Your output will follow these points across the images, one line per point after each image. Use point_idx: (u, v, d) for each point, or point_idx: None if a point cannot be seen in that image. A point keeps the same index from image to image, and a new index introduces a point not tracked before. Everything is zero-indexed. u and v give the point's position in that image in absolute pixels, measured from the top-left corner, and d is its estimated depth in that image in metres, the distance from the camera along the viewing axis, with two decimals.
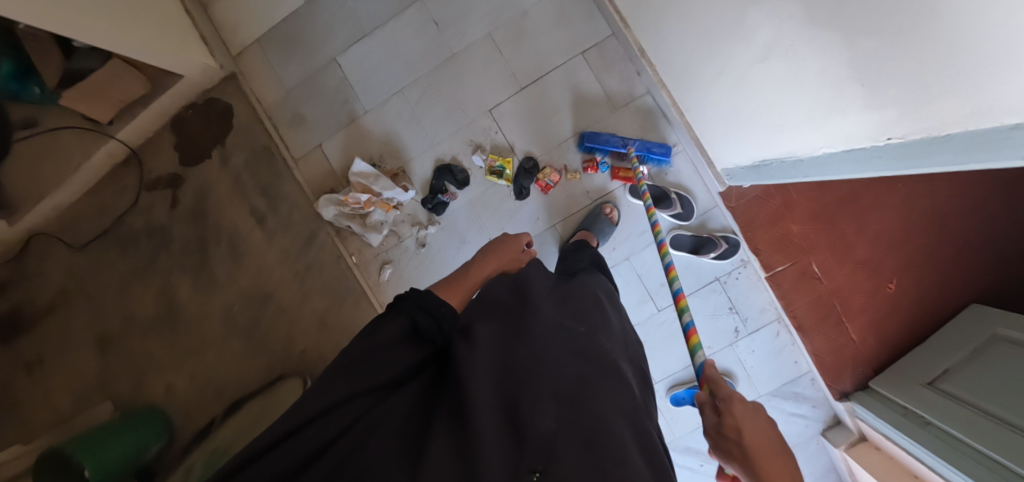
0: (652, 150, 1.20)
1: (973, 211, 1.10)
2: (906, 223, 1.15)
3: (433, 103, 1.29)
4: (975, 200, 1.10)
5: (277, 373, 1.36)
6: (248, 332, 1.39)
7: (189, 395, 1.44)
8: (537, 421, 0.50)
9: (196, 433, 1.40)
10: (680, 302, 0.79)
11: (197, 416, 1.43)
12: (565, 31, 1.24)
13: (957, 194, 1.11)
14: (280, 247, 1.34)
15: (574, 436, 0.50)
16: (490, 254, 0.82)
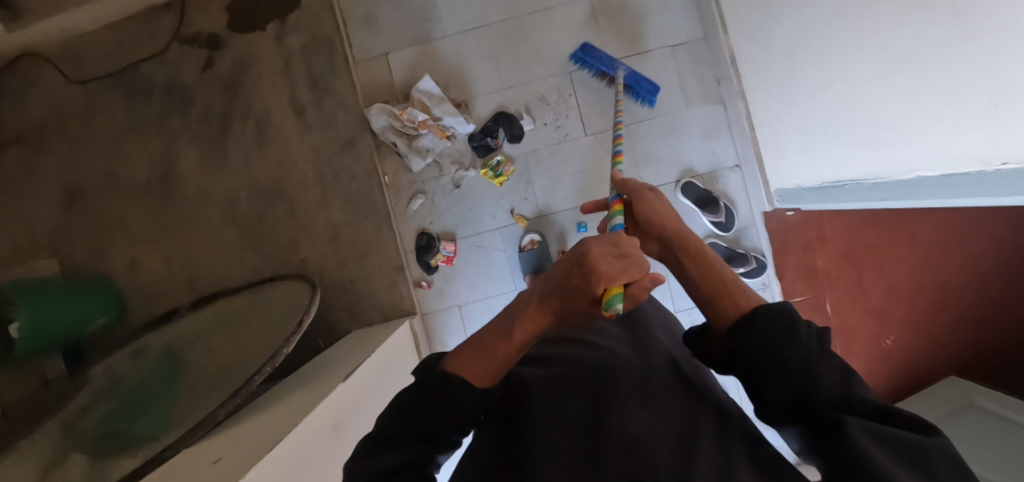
0: (641, 83, 1.20)
1: (978, 290, 1.19)
2: (923, 285, 1.22)
3: (515, 48, 1.26)
4: (983, 280, 1.19)
5: (267, 275, 1.25)
6: (246, 224, 1.27)
7: (155, 276, 1.29)
8: (621, 425, 0.48)
9: (151, 319, 1.25)
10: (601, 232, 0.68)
11: (158, 301, 1.29)
12: (662, 20, 1.26)
13: (970, 271, 1.19)
14: (312, 144, 1.25)
15: (671, 442, 0.47)
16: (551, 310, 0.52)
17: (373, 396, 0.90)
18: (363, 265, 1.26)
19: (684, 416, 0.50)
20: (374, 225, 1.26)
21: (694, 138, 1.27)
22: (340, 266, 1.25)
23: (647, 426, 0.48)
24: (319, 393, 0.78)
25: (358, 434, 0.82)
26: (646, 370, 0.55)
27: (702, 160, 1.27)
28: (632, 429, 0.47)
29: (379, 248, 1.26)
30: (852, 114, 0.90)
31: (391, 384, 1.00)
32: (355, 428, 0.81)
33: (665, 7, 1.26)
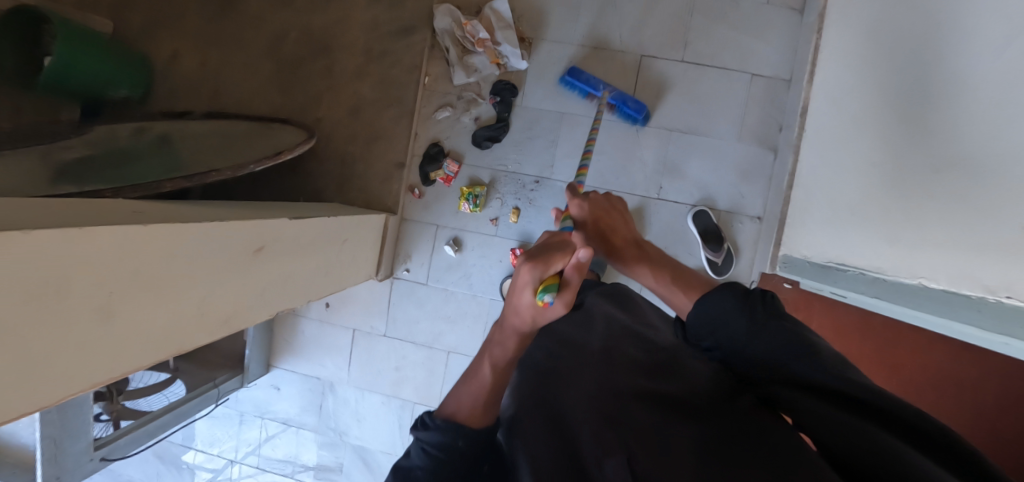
0: (626, 103, 1.16)
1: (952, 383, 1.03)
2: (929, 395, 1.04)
3: (599, 9, 1.22)
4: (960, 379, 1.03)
5: (281, 118, 1.28)
6: (283, 64, 1.29)
7: (188, 76, 1.34)
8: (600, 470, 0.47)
9: (168, 111, 1.31)
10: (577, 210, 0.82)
11: (180, 99, 1.34)
12: (755, 44, 1.19)
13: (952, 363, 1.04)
14: (373, 17, 1.25)
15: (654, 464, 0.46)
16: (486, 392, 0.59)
17: (310, 249, 0.92)
18: (369, 148, 1.27)
19: (673, 438, 0.48)
20: (394, 115, 1.26)
21: (730, 172, 1.21)
22: (349, 140, 1.27)
23: (624, 450, 0.48)
24: (255, 215, 0.79)
25: (277, 270, 0.83)
26: (620, 398, 0.54)
27: (726, 197, 1.22)
28: (609, 469, 0.47)
29: (389, 139, 1.26)
30: (887, 201, 0.84)
31: (334, 254, 1.02)
32: (276, 263, 0.82)
33: (766, 33, 1.18)
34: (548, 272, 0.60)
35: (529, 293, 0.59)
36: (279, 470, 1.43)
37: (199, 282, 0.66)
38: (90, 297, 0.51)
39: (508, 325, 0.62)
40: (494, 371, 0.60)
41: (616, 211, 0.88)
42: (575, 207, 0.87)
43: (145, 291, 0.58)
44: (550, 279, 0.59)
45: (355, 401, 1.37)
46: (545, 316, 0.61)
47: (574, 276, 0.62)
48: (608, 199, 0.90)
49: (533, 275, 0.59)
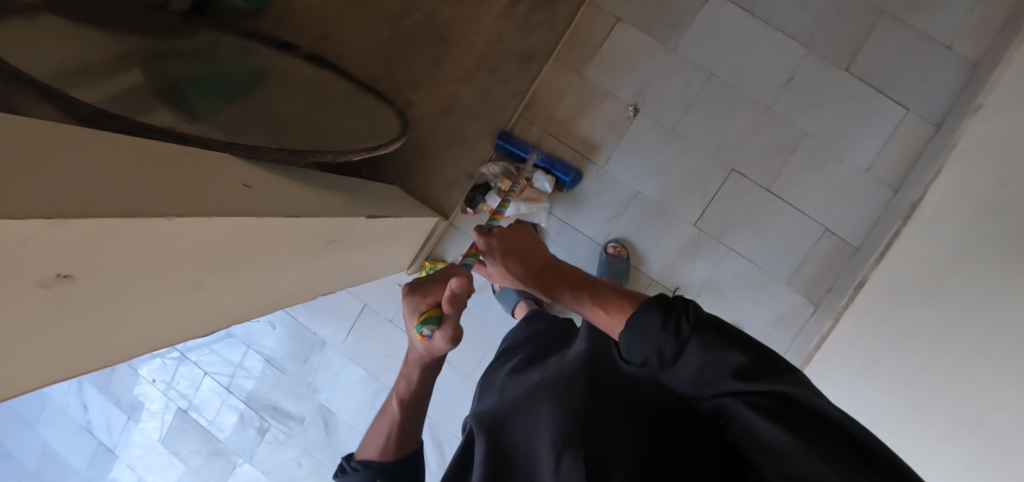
0: (553, 164, 1.24)
1: None
2: None
3: (711, 112, 1.23)
4: None
5: (376, 87, 1.28)
6: (398, 39, 1.29)
7: (304, 11, 1.33)
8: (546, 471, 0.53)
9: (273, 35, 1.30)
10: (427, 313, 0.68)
11: (288, 27, 1.33)
12: (838, 204, 1.21)
13: None
14: (501, 31, 1.25)
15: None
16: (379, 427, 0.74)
17: (370, 244, 0.94)
18: (446, 150, 1.27)
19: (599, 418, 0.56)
20: (481, 129, 1.27)
21: (767, 310, 1.23)
22: (431, 134, 1.27)
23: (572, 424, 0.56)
24: (340, 206, 0.81)
25: (336, 260, 0.86)
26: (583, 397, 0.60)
27: (754, 331, 1.24)
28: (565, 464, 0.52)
29: (468, 149, 1.27)
30: None
31: (385, 247, 1.04)
32: (339, 254, 0.85)
33: (854, 198, 1.20)
34: (426, 303, 0.70)
35: (415, 325, 0.69)
36: (242, 398, 1.45)
37: (274, 265, 0.68)
38: (192, 272, 0.54)
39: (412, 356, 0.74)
40: (400, 402, 0.73)
41: (527, 237, 0.81)
42: (483, 242, 0.80)
43: (230, 269, 0.60)
44: (431, 313, 0.68)
45: (337, 368, 1.40)
46: (438, 346, 0.70)
47: (454, 311, 0.66)
48: (515, 234, 0.81)
49: (414, 302, 0.71)
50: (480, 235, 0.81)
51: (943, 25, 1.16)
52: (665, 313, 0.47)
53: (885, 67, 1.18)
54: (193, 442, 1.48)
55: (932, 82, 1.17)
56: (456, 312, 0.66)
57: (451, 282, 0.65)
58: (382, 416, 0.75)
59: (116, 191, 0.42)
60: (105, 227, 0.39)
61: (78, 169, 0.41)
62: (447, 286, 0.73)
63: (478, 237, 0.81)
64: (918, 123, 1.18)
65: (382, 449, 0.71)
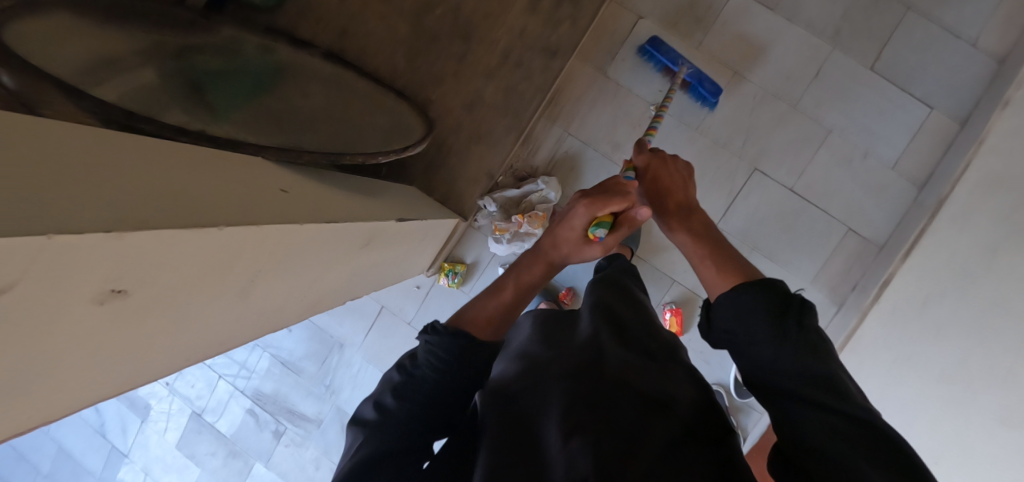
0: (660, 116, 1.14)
1: None
2: None
3: (736, 110, 1.21)
4: None
5: (395, 85, 1.25)
6: (419, 35, 1.25)
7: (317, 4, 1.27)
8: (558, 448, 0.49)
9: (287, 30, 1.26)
10: (606, 218, 0.69)
11: (300, 21, 1.28)
12: (863, 202, 1.20)
13: None
14: (523, 27, 1.22)
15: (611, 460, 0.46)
16: (488, 298, 0.69)
17: (399, 246, 0.92)
18: (467, 149, 1.25)
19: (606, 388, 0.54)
20: (504, 127, 1.24)
21: None
22: (451, 133, 1.25)
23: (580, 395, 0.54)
24: (372, 209, 0.80)
25: (367, 264, 0.85)
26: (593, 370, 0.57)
27: None
28: (574, 440, 0.49)
29: (489, 147, 1.24)
30: None
31: (411, 249, 1.02)
32: (370, 257, 0.83)
33: (880, 196, 1.19)
34: (601, 214, 0.69)
35: (581, 224, 0.70)
36: (259, 400, 1.44)
37: (312, 269, 0.67)
38: (240, 280, 0.52)
39: (545, 250, 0.74)
40: (518, 291, 0.71)
41: (677, 172, 0.76)
42: (641, 162, 0.80)
43: (273, 275, 0.59)
44: (604, 219, 0.69)
45: (356, 370, 1.38)
46: (585, 252, 0.73)
47: (636, 220, 0.71)
48: (673, 166, 0.77)
49: (590, 210, 0.69)
50: (637, 154, 0.82)
51: (971, 20, 1.15)
52: (755, 307, 0.47)
53: (911, 64, 1.17)
54: (210, 443, 1.47)
55: (958, 79, 1.16)
56: (627, 230, 0.72)
57: (641, 209, 0.69)
58: (488, 300, 0.69)
59: (165, 201, 0.40)
60: (160, 240, 0.37)
61: (131, 178, 0.40)
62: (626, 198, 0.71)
63: (636, 155, 0.82)
64: (943, 120, 1.17)
65: (488, 319, 0.66)
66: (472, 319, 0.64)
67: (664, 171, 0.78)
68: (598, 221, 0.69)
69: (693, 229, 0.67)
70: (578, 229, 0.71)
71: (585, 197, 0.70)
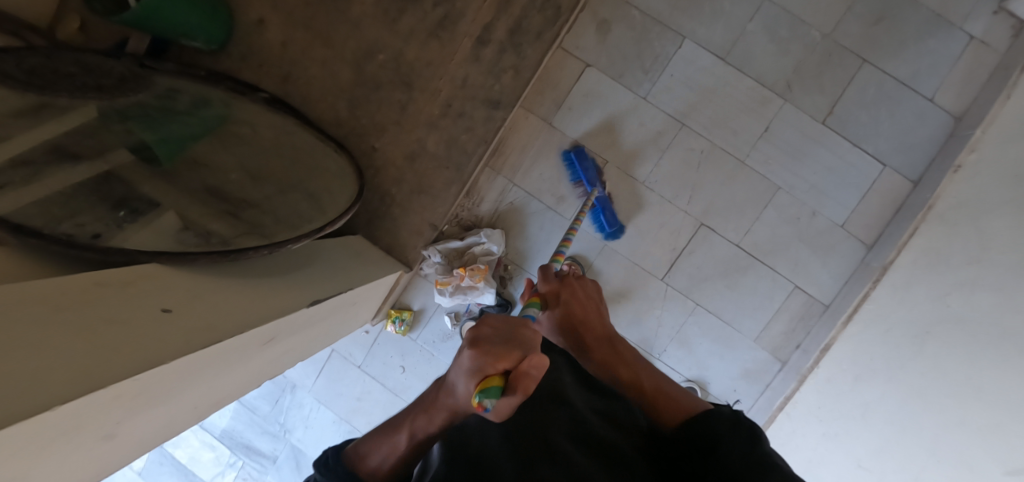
0: (603, 212, 1.19)
1: None
2: None
3: (683, 165, 1.19)
4: None
5: (336, 132, 1.22)
6: (357, 80, 1.21)
7: (250, 40, 1.21)
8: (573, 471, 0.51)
9: (221, 70, 1.21)
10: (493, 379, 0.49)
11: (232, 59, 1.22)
12: (810, 260, 1.18)
13: None
14: (466, 76, 1.18)
15: None
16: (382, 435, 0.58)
17: (320, 322, 0.94)
18: (411, 200, 1.24)
19: (566, 443, 0.56)
20: (447, 179, 1.23)
21: (734, 364, 1.23)
22: (395, 184, 1.23)
23: (545, 445, 0.55)
24: (280, 300, 0.81)
25: (284, 348, 0.86)
26: (559, 422, 0.60)
27: (721, 385, 1.24)
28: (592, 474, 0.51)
29: (433, 198, 1.23)
30: None
31: (342, 315, 1.04)
32: (283, 345, 0.85)
33: (827, 255, 1.17)
34: (492, 370, 0.49)
35: (468, 386, 0.50)
36: (217, 436, 1.47)
37: (206, 381, 0.68)
38: (101, 427, 0.53)
39: (444, 401, 0.54)
40: (410, 441, 0.56)
41: (590, 296, 0.80)
42: (546, 289, 0.82)
43: (149, 408, 0.59)
44: (494, 381, 0.49)
45: (309, 409, 1.41)
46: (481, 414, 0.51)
47: (517, 386, 0.49)
48: (573, 287, 0.80)
49: (477, 365, 0.50)
50: (545, 280, 0.83)
51: (925, 74, 1.11)
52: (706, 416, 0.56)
53: (864, 120, 1.14)
54: (171, 475, 1.48)
55: (912, 136, 1.13)
56: (523, 395, 0.50)
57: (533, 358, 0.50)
58: (386, 437, 0.58)
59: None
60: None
61: None
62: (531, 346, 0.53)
63: (542, 282, 0.83)
64: (896, 179, 1.14)
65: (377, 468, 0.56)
66: (371, 445, 0.58)
67: (581, 289, 0.81)
68: (486, 382, 0.48)
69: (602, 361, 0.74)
70: (469, 385, 0.50)
71: (471, 335, 0.52)
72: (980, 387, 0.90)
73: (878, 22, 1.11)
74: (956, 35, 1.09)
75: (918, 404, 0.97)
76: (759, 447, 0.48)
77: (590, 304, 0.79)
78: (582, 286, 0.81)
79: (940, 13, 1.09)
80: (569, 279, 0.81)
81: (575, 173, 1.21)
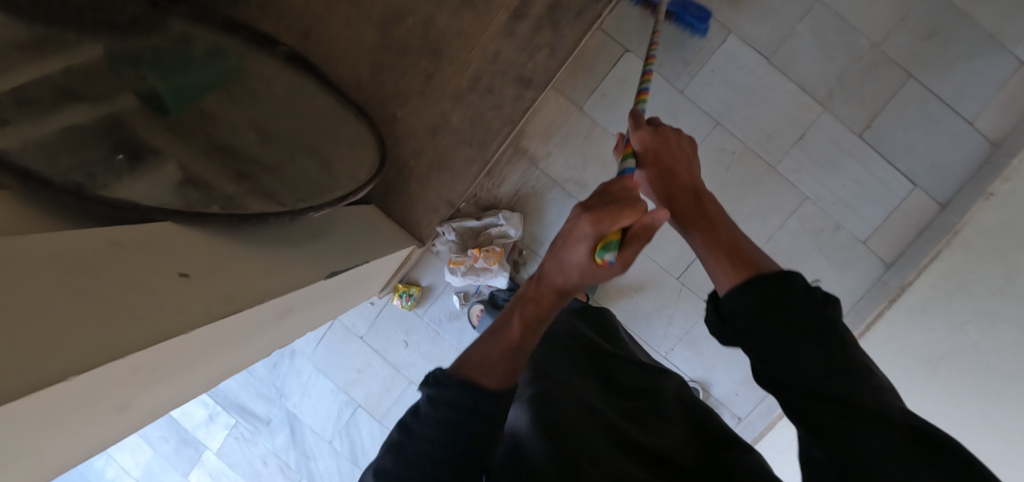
0: None
1: None
2: None
3: (712, 165, 1.17)
4: None
5: (356, 96, 1.16)
6: (382, 42, 1.14)
7: None
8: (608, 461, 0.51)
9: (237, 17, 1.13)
10: (613, 236, 0.51)
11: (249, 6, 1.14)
12: (827, 273, 1.18)
13: None
14: (499, 50, 1.12)
15: None
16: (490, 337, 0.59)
17: (334, 296, 0.91)
18: (430, 175, 1.20)
19: (603, 448, 0.53)
20: (468, 156, 1.19)
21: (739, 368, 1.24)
22: (414, 156, 1.19)
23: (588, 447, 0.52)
24: (299, 270, 0.78)
25: (296, 321, 0.83)
26: (594, 429, 0.55)
27: (723, 387, 1.26)
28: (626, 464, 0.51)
29: (453, 175, 1.20)
30: None
31: (355, 289, 1.01)
32: (298, 317, 0.82)
33: (845, 270, 1.17)
34: (610, 229, 0.51)
35: (586, 249, 0.52)
36: (211, 394, 1.45)
37: (219, 352, 0.65)
38: (116, 398, 0.51)
39: (554, 278, 0.57)
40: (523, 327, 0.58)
41: (684, 147, 0.64)
42: (639, 142, 0.64)
43: (165, 379, 0.57)
44: (612, 237, 0.51)
45: (307, 376, 1.40)
46: (599, 274, 0.54)
47: (641, 237, 0.52)
48: (668, 138, 0.64)
49: (594, 225, 0.51)
50: (637, 128, 0.65)
51: (969, 96, 1.08)
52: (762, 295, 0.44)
53: (901, 137, 1.11)
54: (162, 428, 1.47)
55: (946, 159, 1.11)
56: (647, 241, 0.52)
57: (656, 211, 0.51)
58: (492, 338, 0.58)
59: (13, 353, 0.38)
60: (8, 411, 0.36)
61: None
62: (636, 196, 0.53)
63: (632, 130, 0.65)
64: (924, 200, 1.13)
65: (494, 377, 0.52)
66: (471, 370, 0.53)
67: (679, 136, 0.65)
68: (605, 240, 0.51)
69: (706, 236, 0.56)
70: (587, 248, 0.52)
71: (582, 208, 0.52)
72: (992, 421, 0.96)
73: (930, 37, 1.07)
74: (1006, 59, 1.05)
75: None
76: (846, 393, 0.39)
77: (686, 154, 0.64)
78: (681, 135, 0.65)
79: (994, 33, 1.05)
80: (655, 125, 0.65)
81: None
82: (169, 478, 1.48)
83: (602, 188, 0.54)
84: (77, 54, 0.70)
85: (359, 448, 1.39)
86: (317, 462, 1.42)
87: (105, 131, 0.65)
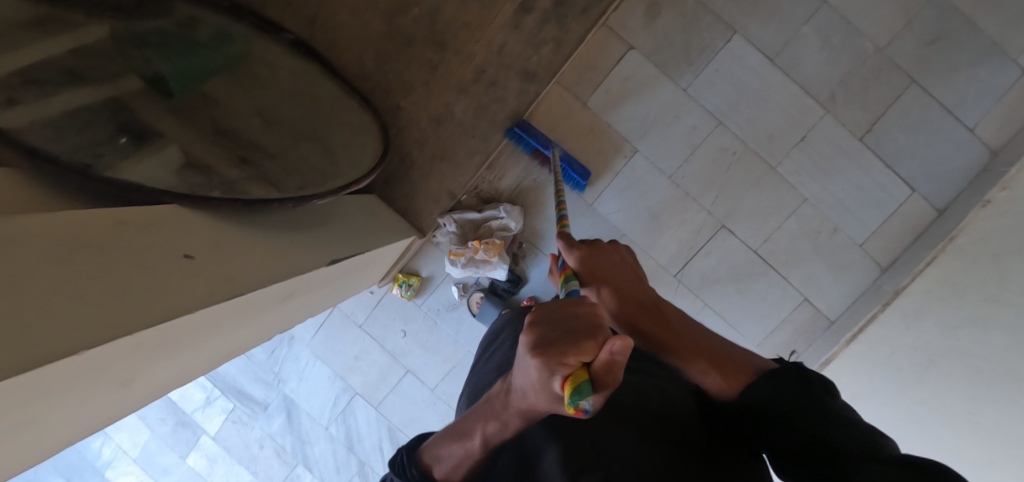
0: (572, 166, 1.18)
1: None
2: None
3: (712, 164, 1.17)
4: None
5: (361, 85, 1.16)
6: (388, 32, 1.14)
7: None
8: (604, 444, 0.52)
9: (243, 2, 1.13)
10: (580, 374, 0.39)
11: None
12: (823, 275, 1.19)
13: None
14: (504, 43, 1.12)
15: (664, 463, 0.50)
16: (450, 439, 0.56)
17: (334, 282, 0.92)
18: (432, 166, 1.20)
19: (600, 431, 0.54)
20: (471, 147, 1.20)
21: None
22: (417, 147, 1.19)
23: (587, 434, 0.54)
24: (301, 254, 0.80)
25: (296, 306, 0.84)
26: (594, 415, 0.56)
27: None
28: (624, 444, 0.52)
29: (455, 167, 1.20)
30: None
31: (355, 276, 1.02)
32: (298, 302, 0.83)
33: (840, 272, 1.18)
34: (572, 365, 0.39)
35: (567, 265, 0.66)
36: (209, 378, 1.46)
37: (221, 333, 0.67)
38: (121, 373, 0.52)
39: (518, 405, 0.48)
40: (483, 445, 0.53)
41: (629, 266, 0.67)
42: (577, 262, 0.66)
43: (169, 357, 0.59)
44: (580, 375, 0.39)
45: (305, 362, 1.41)
46: (566, 412, 0.42)
47: (609, 372, 0.40)
48: (606, 251, 0.68)
49: (555, 363, 0.39)
50: (571, 249, 0.68)
51: (970, 103, 1.08)
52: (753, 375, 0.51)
53: (902, 142, 1.12)
54: (160, 410, 1.49)
55: (946, 165, 1.11)
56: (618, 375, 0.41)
57: (613, 341, 0.38)
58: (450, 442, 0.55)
59: (25, 323, 0.39)
60: (22, 378, 0.38)
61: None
62: (595, 317, 0.42)
63: (568, 251, 0.68)
64: (921, 205, 1.13)
65: (449, 473, 0.55)
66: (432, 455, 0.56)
67: (627, 253, 0.69)
68: (573, 381, 0.39)
69: (693, 348, 0.56)
70: (553, 389, 0.41)
71: (530, 328, 0.42)
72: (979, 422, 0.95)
73: (934, 43, 1.07)
74: (1009, 67, 1.06)
75: (912, 429, 1.03)
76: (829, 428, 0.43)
77: (634, 268, 0.67)
78: (629, 257, 0.69)
79: (997, 41, 1.05)
80: (597, 244, 0.69)
81: (529, 144, 1.19)
82: (166, 459, 1.50)
83: (546, 309, 0.43)
84: (85, 35, 0.70)
85: (355, 434, 1.41)
86: (313, 447, 1.43)
87: (111, 113, 0.66)
